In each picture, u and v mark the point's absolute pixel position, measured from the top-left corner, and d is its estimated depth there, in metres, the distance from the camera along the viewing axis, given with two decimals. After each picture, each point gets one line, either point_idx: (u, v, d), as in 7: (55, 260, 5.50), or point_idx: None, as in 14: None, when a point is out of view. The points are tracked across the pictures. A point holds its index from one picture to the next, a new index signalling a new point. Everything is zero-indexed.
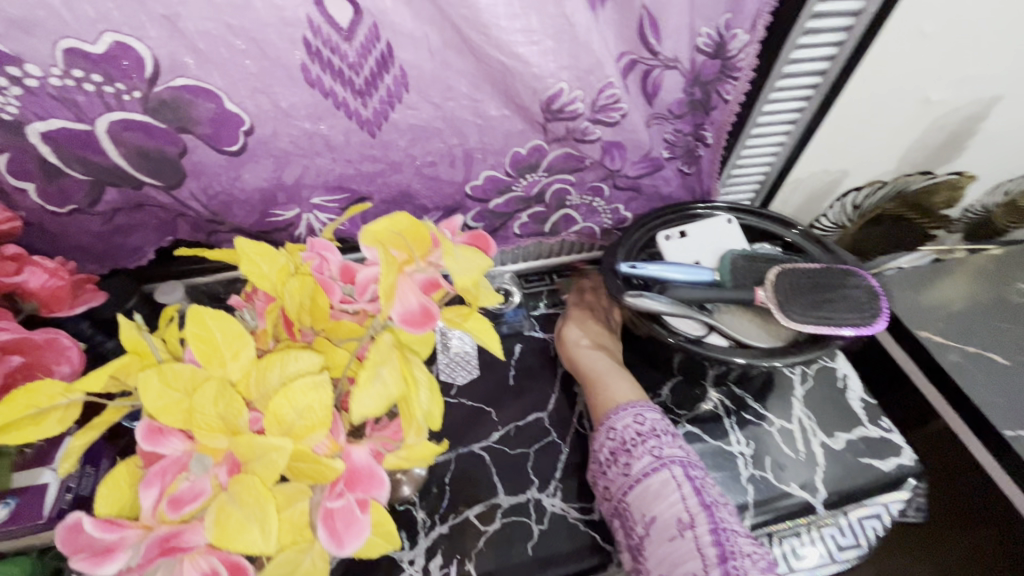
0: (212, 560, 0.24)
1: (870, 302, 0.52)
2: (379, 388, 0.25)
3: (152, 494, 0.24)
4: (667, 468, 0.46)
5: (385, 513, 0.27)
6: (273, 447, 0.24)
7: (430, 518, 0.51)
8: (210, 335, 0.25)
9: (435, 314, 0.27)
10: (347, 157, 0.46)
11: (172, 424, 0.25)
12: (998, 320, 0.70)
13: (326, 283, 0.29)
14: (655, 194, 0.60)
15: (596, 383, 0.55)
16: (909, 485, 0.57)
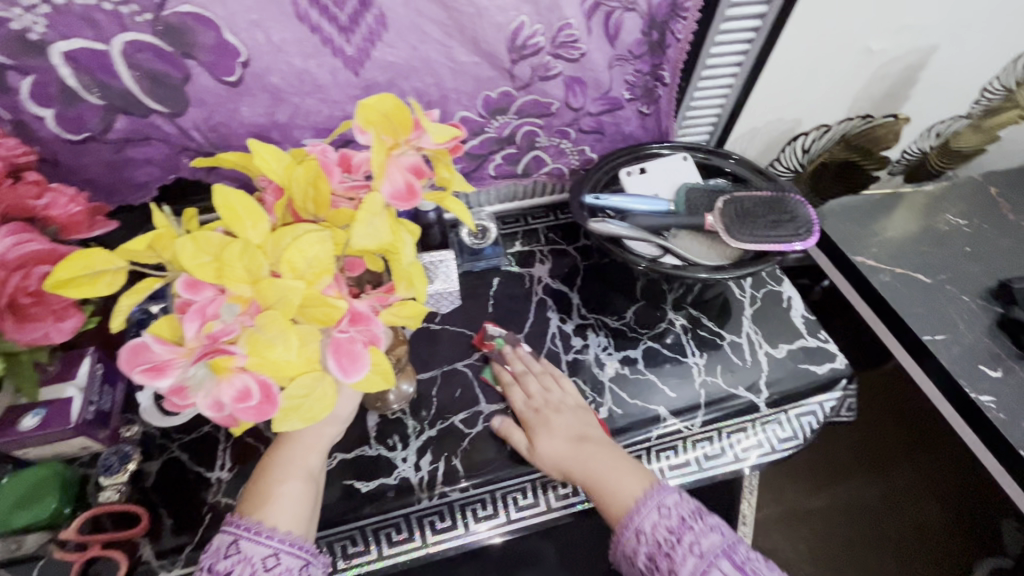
0: (245, 380, 0.33)
1: (804, 221, 0.60)
2: (374, 231, 0.33)
3: (193, 326, 0.32)
4: (716, 564, 0.43)
5: (380, 356, 0.38)
6: (290, 287, 0.32)
7: (420, 424, 0.58)
8: (233, 208, 0.33)
9: (417, 192, 0.35)
10: (334, 98, 0.51)
11: (205, 279, 0.33)
12: (922, 247, 0.77)
13: (329, 166, 0.37)
14: (617, 132, 0.64)
15: (597, 487, 0.50)
16: (842, 385, 0.64)
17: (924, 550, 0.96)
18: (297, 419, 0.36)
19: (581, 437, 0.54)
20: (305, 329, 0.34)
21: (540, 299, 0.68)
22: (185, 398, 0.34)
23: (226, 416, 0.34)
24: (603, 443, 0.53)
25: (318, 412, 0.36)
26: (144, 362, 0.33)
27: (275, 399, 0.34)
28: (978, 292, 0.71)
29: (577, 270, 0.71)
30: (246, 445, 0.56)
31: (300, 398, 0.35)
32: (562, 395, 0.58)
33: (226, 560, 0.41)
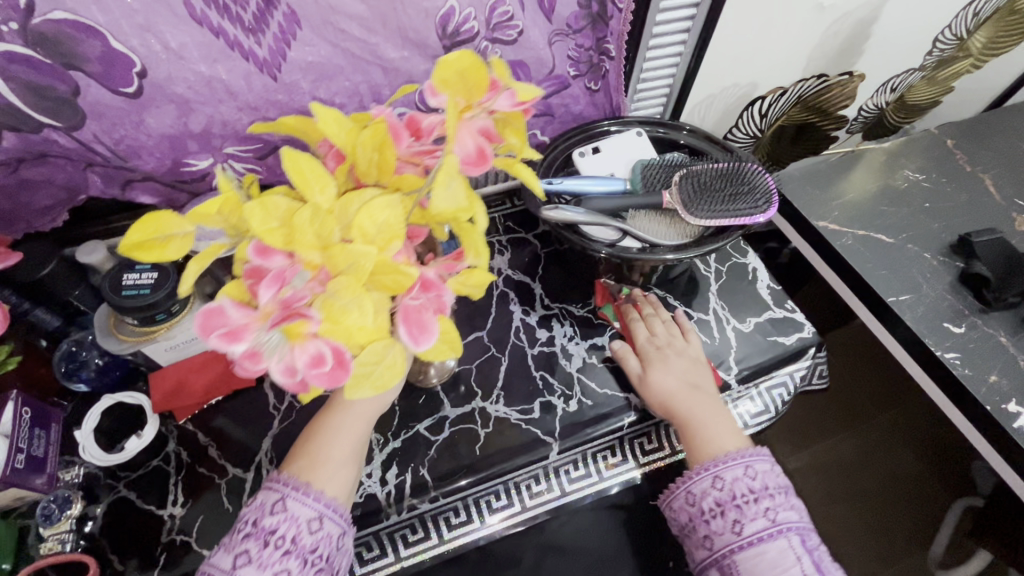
0: (319, 346, 0.34)
1: (763, 192, 0.58)
2: (452, 194, 0.32)
3: (269, 293, 0.33)
4: (786, 536, 0.44)
5: (446, 324, 0.40)
6: (361, 253, 0.32)
7: (383, 437, 0.55)
8: (302, 171, 0.33)
9: (488, 156, 0.35)
10: (251, 103, 0.47)
11: (275, 246, 0.33)
12: (883, 206, 0.74)
13: (397, 130, 0.37)
14: (567, 113, 0.62)
15: (693, 428, 0.51)
16: (811, 355, 0.64)
17: (898, 497, 1.01)
18: (367, 384, 0.37)
19: (693, 385, 0.55)
20: (377, 297, 0.35)
21: (500, 292, 0.65)
22: (256, 363, 0.35)
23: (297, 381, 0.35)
24: (712, 400, 0.53)
25: (388, 377, 0.37)
26: (220, 325, 0.34)
27: (348, 366, 0.35)
28: (938, 249, 0.68)
29: (538, 259, 0.68)
30: (199, 476, 0.53)
31: (372, 363, 0.37)
32: (686, 344, 0.58)
33: (272, 517, 0.41)
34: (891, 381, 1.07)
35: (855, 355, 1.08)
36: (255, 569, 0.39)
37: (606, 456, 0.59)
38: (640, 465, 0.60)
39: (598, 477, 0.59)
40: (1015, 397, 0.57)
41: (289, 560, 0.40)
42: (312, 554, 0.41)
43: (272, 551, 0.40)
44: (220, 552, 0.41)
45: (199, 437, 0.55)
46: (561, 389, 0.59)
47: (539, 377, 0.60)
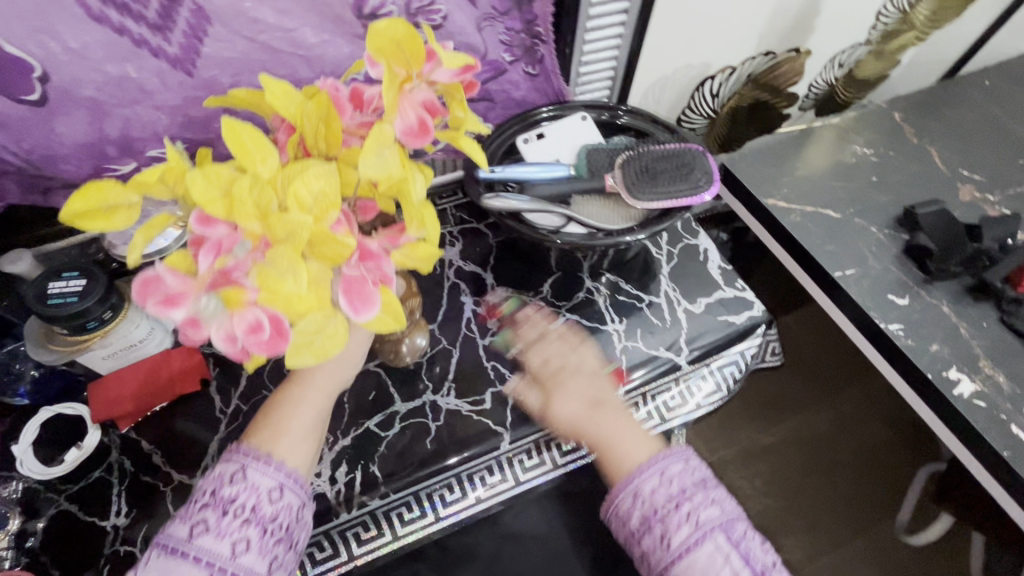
0: (256, 314, 0.34)
1: (703, 171, 0.58)
2: (382, 161, 0.32)
3: (207, 260, 0.33)
4: (711, 536, 0.43)
5: (390, 296, 0.37)
6: (298, 222, 0.32)
7: (333, 436, 0.54)
8: (243, 142, 0.32)
9: (430, 129, 0.34)
10: (170, 103, 0.45)
11: (217, 216, 0.32)
12: (834, 181, 0.74)
13: (340, 101, 0.35)
14: (508, 100, 0.61)
15: (606, 451, 0.49)
16: (760, 333, 0.64)
17: (868, 465, 1.09)
18: (309, 354, 0.36)
19: (596, 400, 0.53)
20: (317, 267, 0.34)
21: (452, 284, 0.65)
22: (197, 331, 0.35)
23: (239, 350, 0.35)
24: (618, 414, 0.52)
25: (330, 349, 0.36)
26: (155, 293, 0.34)
27: (286, 334, 0.34)
28: (884, 222, 0.69)
29: (491, 250, 0.67)
30: (143, 485, 0.52)
31: (312, 334, 0.35)
32: (579, 357, 0.57)
33: (230, 487, 0.40)
34: (852, 359, 1.17)
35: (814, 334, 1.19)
36: (213, 538, 0.39)
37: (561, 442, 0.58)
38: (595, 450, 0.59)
39: (552, 464, 0.58)
40: (956, 364, 0.58)
41: (248, 528, 0.39)
42: (271, 523, 0.40)
43: (230, 519, 0.39)
44: (177, 523, 0.40)
45: (142, 446, 0.54)
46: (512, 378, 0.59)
47: (490, 367, 0.59)
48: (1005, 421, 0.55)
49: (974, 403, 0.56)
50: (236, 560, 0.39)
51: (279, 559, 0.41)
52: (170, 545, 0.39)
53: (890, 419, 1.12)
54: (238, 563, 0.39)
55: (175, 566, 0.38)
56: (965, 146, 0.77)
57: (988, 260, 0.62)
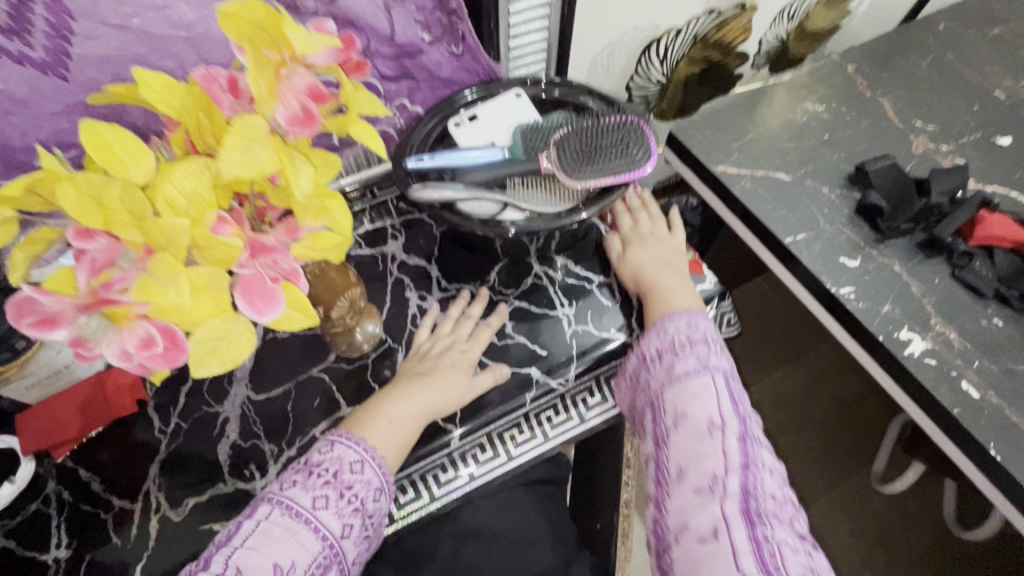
0: (147, 327, 0.28)
1: (638, 147, 0.55)
2: (251, 158, 0.26)
3: (82, 275, 0.27)
4: (711, 375, 0.47)
5: (298, 291, 0.31)
6: (173, 226, 0.26)
7: (278, 447, 0.53)
8: (105, 143, 0.26)
9: (319, 118, 0.29)
10: (49, 109, 0.42)
11: (94, 227, 0.26)
12: (785, 141, 0.71)
13: (215, 92, 0.30)
14: (432, 79, 0.58)
15: (654, 292, 0.56)
16: (713, 306, 0.63)
17: (844, 419, 1.11)
18: (215, 361, 0.29)
19: (665, 261, 0.60)
20: (205, 272, 0.28)
21: (396, 279, 0.63)
22: (87, 351, 0.28)
23: (137, 367, 0.29)
24: (680, 274, 0.58)
25: (239, 355, 0.29)
26: (31, 314, 0.27)
27: (184, 344, 0.28)
28: (837, 181, 0.67)
29: (434, 240, 0.65)
30: (83, 514, 0.50)
31: (214, 339, 0.29)
32: (667, 237, 0.63)
33: (351, 473, 0.46)
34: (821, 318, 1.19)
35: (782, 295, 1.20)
36: (331, 515, 0.44)
37: (514, 433, 0.57)
38: (549, 438, 0.58)
39: (507, 457, 0.57)
40: (907, 324, 0.57)
41: (355, 517, 0.45)
42: (369, 520, 0.46)
43: (346, 504, 0.45)
44: (296, 489, 0.45)
45: (82, 475, 0.52)
46: None
47: None
48: (955, 377, 0.55)
49: (925, 361, 0.55)
50: (340, 541, 0.44)
51: (361, 553, 0.46)
52: (296, 508, 0.44)
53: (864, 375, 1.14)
54: (340, 544, 0.44)
55: (298, 527, 0.43)
56: (917, 96, 0.75)
57: (939, 215, 0.61)
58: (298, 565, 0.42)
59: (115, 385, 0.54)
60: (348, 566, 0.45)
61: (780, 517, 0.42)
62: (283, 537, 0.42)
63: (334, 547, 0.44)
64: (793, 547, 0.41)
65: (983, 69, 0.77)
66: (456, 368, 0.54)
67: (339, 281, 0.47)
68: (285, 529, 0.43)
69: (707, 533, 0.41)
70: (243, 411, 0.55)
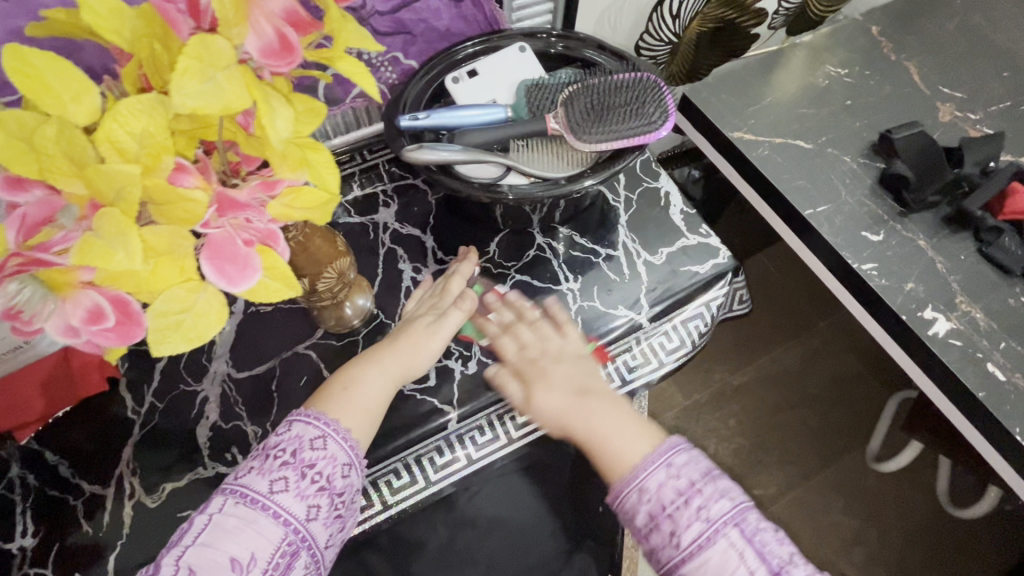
0: (95, 296, 0.23)
1: (656, 108, 0.50)
2: (213, 90, 0.20)
3: (12, 235, 0.22)
4: (723, 533, 0.39)
5: (277, 258, 0.26)
6: (119, 175, 0.21)
7: (261, 429, 0.49)
8: (38, 73, 0.22)
9: (299, 48, 0.24)
10: None
11: (27, 174, 0.22)
12: (804, 107, 0.67)
13: (172, 13, 0.24)
14: (429, 30, 0.53)
15: (600, 450, 0.45)
16: (727, 281, 0.59)
17: (842, 396, 1.09)
18: (180, 337, 0.24)
19: (583, 386, 0.48)
20: (164, 233, 0.23)
21: (388, 250, 0.58)
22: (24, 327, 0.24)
23: (87, 343, 0.24)
24: (611, 403, 0.47)
25: (208, 332, 0.25)
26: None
27: (141, 317, 0.24)
28: (859, 150, 0.63)
29: (429, 209, 0.60)
30: (50, 500, 0.47)
31: (177, 313, 0.24)
32: (561, 341, 0.51)
33: (312, 451, 0.42)
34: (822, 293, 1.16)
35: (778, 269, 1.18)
36: (292, 498, 0.40)
37: (514, 415, 0.53)
38: None
39: (507, 441, 0.53)
40: (931, 303, 0.54)
41: (321, 496, 0.41)
42: (338, 498, 0.42)
43: (308, 484, 0.41)
44: (254, 475, 0.41)
45: (48, 457, 0.48)
46: (458, 351, 0.53)
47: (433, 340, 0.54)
48: (981, 360, 0.52)
49: (949, 342, 0.53)
50: (307, 524, 0.41)
51: (335, 535, 0.43)
52: (251, 495, 0.40)
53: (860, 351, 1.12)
54: (307, 528, 0.40)
55: (254, 516, 0.39)
56: (943, 61, 0.71)
57: (967, 186, 0.57)
58: (259, 557, 0.39)
59: (83, 362, 0.49)
60: (320, 550, 0.41)
61: None
62: (238, 529, 0.39)
63: (299, 532, 0.40)
64: None
65: (1013, 33, 0.73)
66: (427, 329, 0.50)
67: (324, 249, 0.43)
68: (241, 519, 0.39)
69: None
70: (223, 391, 0.51)
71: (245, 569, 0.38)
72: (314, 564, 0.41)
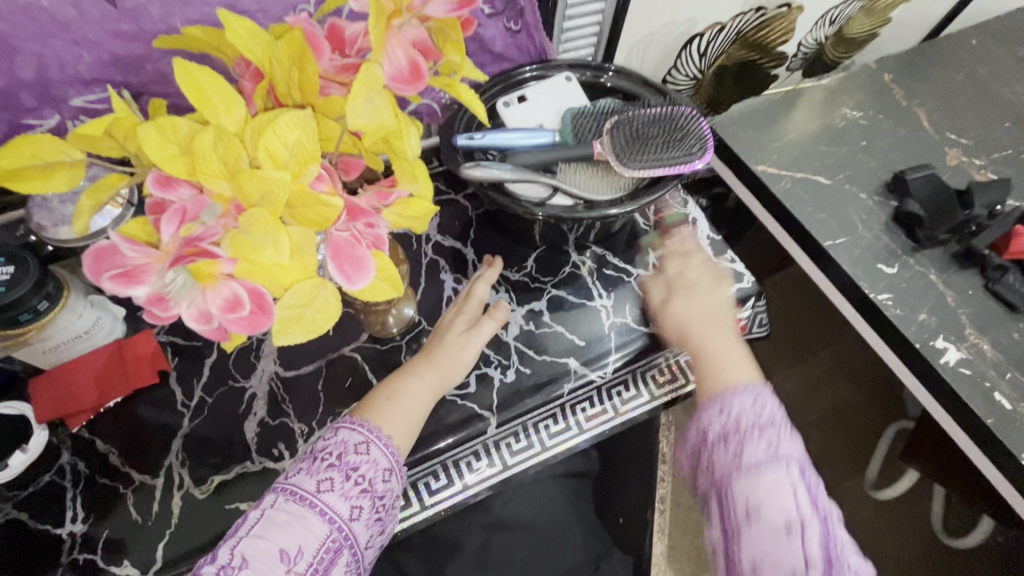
0: (234, 287, 0.25)
1: (695, 142, 0.54)
2: (370, 110, 0.24)
3: (168, 229, 0.24)
4: (784, 466, 0.43)
5: (386, 261, 0.29)
6: (274, 181, 0.24)
7: (308, 427, 0.51)
8: (199, 85, 0.24)
9: (425, 74, 0.27)
10: (93, 39, 0.40)
11: (178, 175, 0.25)
12: (823, 145, 0.71)
13: (315, 39, 0.28)
14: (483, 55, 0.57)
15: (704, 359, 0.52)
16: (751, 305, 0.62)
17: (844, 424, 1.12)
18: (299, 329, 0.27)
19: (713, 315, 0.56)
20: (299, 233, 0.26)
21: (431, 260, 0.61)
22: (163, 312, 0.26)
23: (214, 330, 0.26)
24: (730, 332, 0.54)
25: (323, 325, 0.28)
26: (110, 267, 0.24)
27: (271, 309, 0.26)
28: (874, 187, 0.67)
29: (470, 222, 0.63)
30: (99, 488, 0.48)
31: (300, 306, 0.27)
32: (712, 283, 0.59)
33: (356, 454, 0.44)
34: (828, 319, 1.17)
35: (782, 297, 1.18)
36: (337, 497, 0.42)
37: (549, 424, 0.56)
38: (583, 430, 0.57)
39: (541, 446, 0.56)
40: (942, 333, 0.58)
41: (363, 498, 0.43)
42: (379, 502, 0.43)
43: (352, 485, 0.42)
44: (301, 475, 0.43)
45: (98, 445, 0.49)
46: (498, 360, 0.56)
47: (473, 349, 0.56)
48: (989, 388, 0.55)
49: (959, 371, 0.56)
50: (349, 524, 0.42)
51: (374, 537, 0.44)
52: (300, 493, 0.42)
53: (857, 378, 1.14)
54: (349, 528, 0.42)
55: (302, 512, 0.41)
56: (952, 110, 0.76)
57: (975, 227, 0.61)
58: (305, 552, 0.40)
59: (137, 352, 0.52)
60: (360, 550, 0.43)
61: None
62: (288, 521, 0.40)
63: (342, 530, 0.42)
64: None
65: (1016, 86, 0.78)
66: (464, 338, 0.53)
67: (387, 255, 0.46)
68: (291, 514, 0.41)
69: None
70: (271, 388, 0.53)
71: (292, 561, 0.39)
72: (354, 564, 0.43)
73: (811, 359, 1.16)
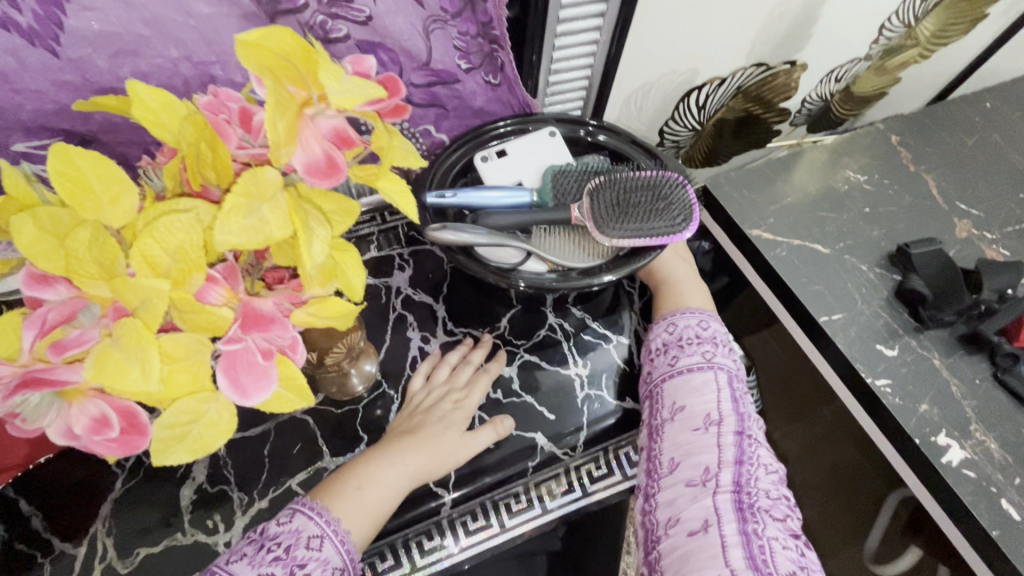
0: (101, 405, 0.23)
1: (683, 210, 0.51)
2: (254, 222, 0.21)
3: (31, 334, 0.22)
4: (715, 371, 0.48)
5: (295, 368, 0.26)
6: (148, 291, 0.21)
7: (248, 496, 0.48)
8: (80, 174, 0.21)
9: (343, 166, 0.24)
10: (34, 86, 0.37)
11: (52, 272, 0.22)
12: (823, 209, 0.68)
13: (220, 125, 0.25)
14: (464, 107, 0.54)
15: (664, 289, 0.57)
16: None
17: (843, 492, 1.05)
18: (183, 449, 0.24)
19: (680, 252, 0.60)
20: (184, 340, 0.23)
21: (398, 316, 0.58)
22: (24, 426, 0.23)
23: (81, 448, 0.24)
24: (692, 272, 0.58)
25: (213, 444, 0.25)
26: None
27: (146, 428, 0.24)
28: (876, 258, 0.63)
29: (444, 277, 0.60)
30: (18, 555, 0.44)
31: (184, 424, 0.24)
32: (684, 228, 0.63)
33: (305, 550, 0.40)
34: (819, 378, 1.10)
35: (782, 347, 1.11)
36: None
37: (510, 502, 0.52)
38: (548, 510, 0.53)
39: (500, 526, 0.52)
40: (945, 429, 0.55)
41: None
42: None
43: None
44: (242, 564, 0.39)
45: (22, 506, 0.46)
46: None
47: None
48: (995, 494, 0.53)
49: (963, 473, 0.54)
50: None
51: None
52: None
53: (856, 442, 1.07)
54: None
55: None
56: (963, 177, 0.72)
57: (984, 308, 0.58)
58: None
59: None
60: None
61: (773, 514, 0.43)
62: None
63: None
64: (782, 544, 0.42)
65: None
66: (446, 421, 0.49)
67: None
68: None
69: (696, 527, 0.43)
70: (214, 450, 0.49)
71: None
72: None
73: (807, 418, 1.10)
